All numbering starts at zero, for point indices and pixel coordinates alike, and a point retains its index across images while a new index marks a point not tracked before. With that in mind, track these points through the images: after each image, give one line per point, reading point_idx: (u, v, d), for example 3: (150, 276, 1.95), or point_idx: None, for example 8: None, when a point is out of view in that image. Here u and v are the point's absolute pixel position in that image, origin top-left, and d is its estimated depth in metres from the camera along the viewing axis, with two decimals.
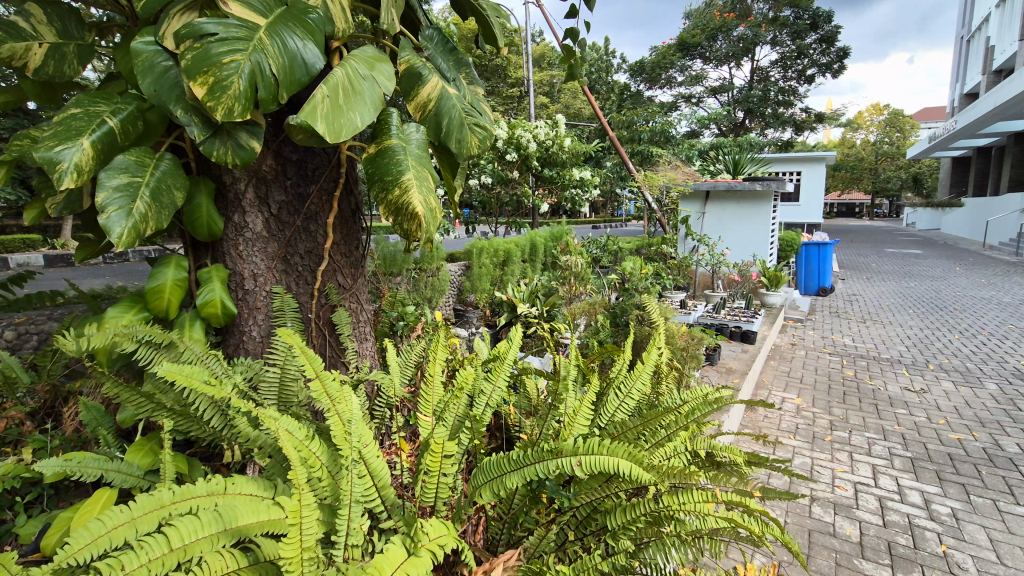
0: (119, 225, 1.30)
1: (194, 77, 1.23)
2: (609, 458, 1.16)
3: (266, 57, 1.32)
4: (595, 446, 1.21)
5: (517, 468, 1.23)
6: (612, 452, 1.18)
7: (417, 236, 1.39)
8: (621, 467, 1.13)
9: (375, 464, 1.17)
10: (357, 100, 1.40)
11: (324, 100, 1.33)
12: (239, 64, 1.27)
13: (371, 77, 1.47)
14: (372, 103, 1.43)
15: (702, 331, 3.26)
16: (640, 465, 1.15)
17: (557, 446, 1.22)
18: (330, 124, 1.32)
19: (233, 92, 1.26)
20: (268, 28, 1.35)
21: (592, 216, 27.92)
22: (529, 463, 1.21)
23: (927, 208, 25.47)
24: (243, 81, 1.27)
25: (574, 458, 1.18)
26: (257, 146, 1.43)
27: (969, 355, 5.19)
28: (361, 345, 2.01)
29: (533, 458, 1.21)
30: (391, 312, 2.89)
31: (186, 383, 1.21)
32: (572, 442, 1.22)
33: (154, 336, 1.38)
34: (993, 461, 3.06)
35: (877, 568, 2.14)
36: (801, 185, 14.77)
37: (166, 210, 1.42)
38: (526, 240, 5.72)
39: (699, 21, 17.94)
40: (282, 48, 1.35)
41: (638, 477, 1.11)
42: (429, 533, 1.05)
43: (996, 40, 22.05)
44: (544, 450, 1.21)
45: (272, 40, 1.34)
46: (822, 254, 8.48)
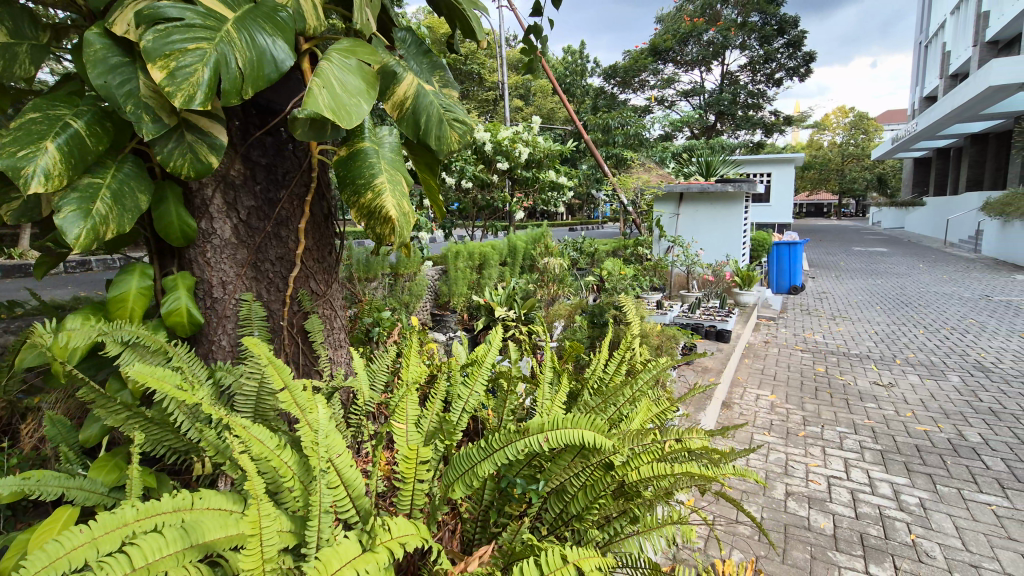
0: (75, 227, 1.26)
1: (154, 59, 1.18)
2: (575, 431, 1.19)
3: (233, 49, 1.29)
4: (560, 422, 1.23)
5: (486, 457, 1.22)
6: (577, 425, 1.23)
7: (390, 240, 1.38)
8: (585, 438, 1.17)
9: (348, 474, 1.15)
10: (352, 88, 1.38)
11: (322, 92, 1.30)
12: (203, 54, 1.24)
13: (359, 67, 1.44)
14: (366, 86, 1.41)
15: (677, 330, 3.30)
16: (606, 445, 1.17)
17: (525, 427, 1.23)
18: (337, 111, 1.30)
19: (194, 81, 1.22)
20: (236, 23, 1.33)
21: (568, 220, 28.08)
22: (497, 448, 1.21)
23: (891, 208, 26.33)
24: (206, 69, 1.24)
25: (541, 436, 1.20)
26: (216, 162, 1.44)
27: (933, 348, 5.38)
28: (335, 352, 1.98)
29: (501, 442, 1.21)
30: (366, 318, 2.86)
31: (158, 387, 1.17)
32: (539, 421, 1.24)
33: (141, 338, 1.38)
34: (957, 451, 3.16)
35: (850, 559, 2.19)
36: (771, 186, 15.12)
37: (129, 213, 1.38)
38: (504, 243, 5.71)
39: (671, 26, 18.27)
40: (251, 42, 1.32)
41: (603, 447, 1.15)
42: (389, 531, 1.03)
43: (953, 45, 22.99)
44: (512, 433, 1.22)
45: (240, 34, 1.32)
46: (793, 253, 8.68)
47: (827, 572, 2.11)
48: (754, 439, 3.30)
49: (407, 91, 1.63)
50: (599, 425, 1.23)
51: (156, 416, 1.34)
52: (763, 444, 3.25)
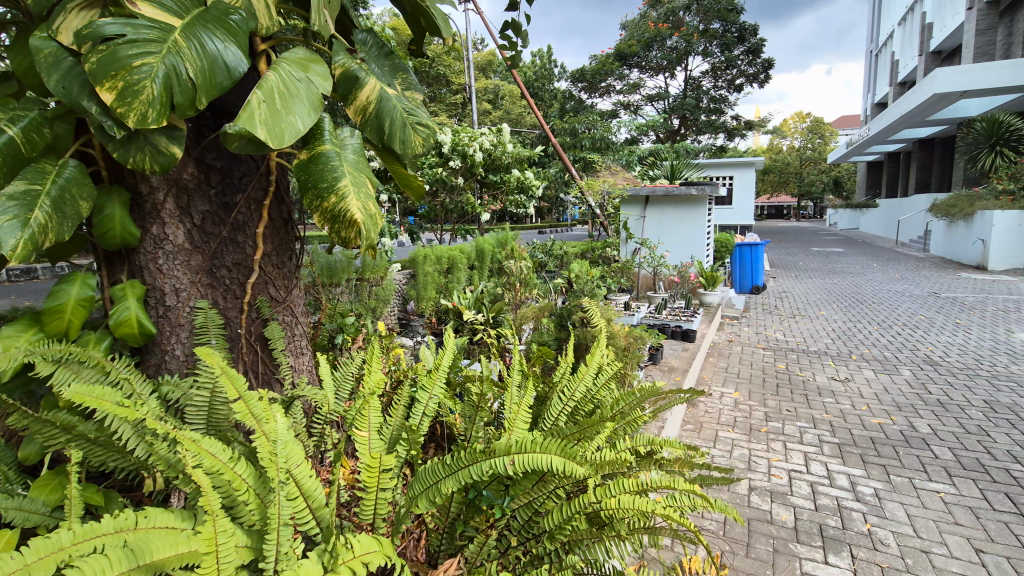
0: (10, 237, 1.19)
1: (101, 80, 1.15)
2: (542, 456, 1.15)
3: (182, 59, 1.25)
4: (527, 443, 1.19)
5: (451, 473, 1.20)
6: (546, 448, 1.19)
7: (357, 243, 1.35)
8: (553, 464, 1.12)
9: (308, 484, 1.13)
10: (295, 102, 1.35)
11: (261, 105, 1.28)
12: (151, 68, 1.20)
13: (307, 80, 1.42)
14: (312, 104, 1.39)
15: (643, 331, 3.36)
16: (574, 464, 1.14)
17: (489, 446, 1.20)
18: (271, 128, 1.27)
19: (145, 98, 1.18)
20: (184, 30, 1.28)
21: (537, 223, 28.28)
22: (461, 466, 1.18)
23: (846, 209, 27.42)
24: (156, 85, 1.20)
25: (506, 457, 1.16)
26: (178, 152, 1.34)
27: (885, 344, 5.62)
28: (297, 359, 1.94)
29: (466, 460, 1.19)
30: (329, 324, 2.80)
31: (97, 405, 1.12)
32: (505, 441, 1.21)
33: (68, 355, 1.30)
34: (909, 442, 3.30)
35: (810, 550, 2.26)
36: (733, 189, 15.57)
37: (68, 221, 1.31)
38: (472, 247, 5.70)
39: (635, 32, 18.62)
40: (202, 51, 1.28)
41: (571, 474, 1.10)
42: (352, 550, 1.01)
43: (901, 54, 24.13)
44: (476, 451, 1.19)
45: (189, 43, 1.27)
46: (754, 254, 8.94)
47: (789, 564, 2.17)
48: (718, 436, 3.38)
49: (370, 96, 1.60)
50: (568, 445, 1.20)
51: (100, 437, 1.28)
52: (727, 441, 3.32)
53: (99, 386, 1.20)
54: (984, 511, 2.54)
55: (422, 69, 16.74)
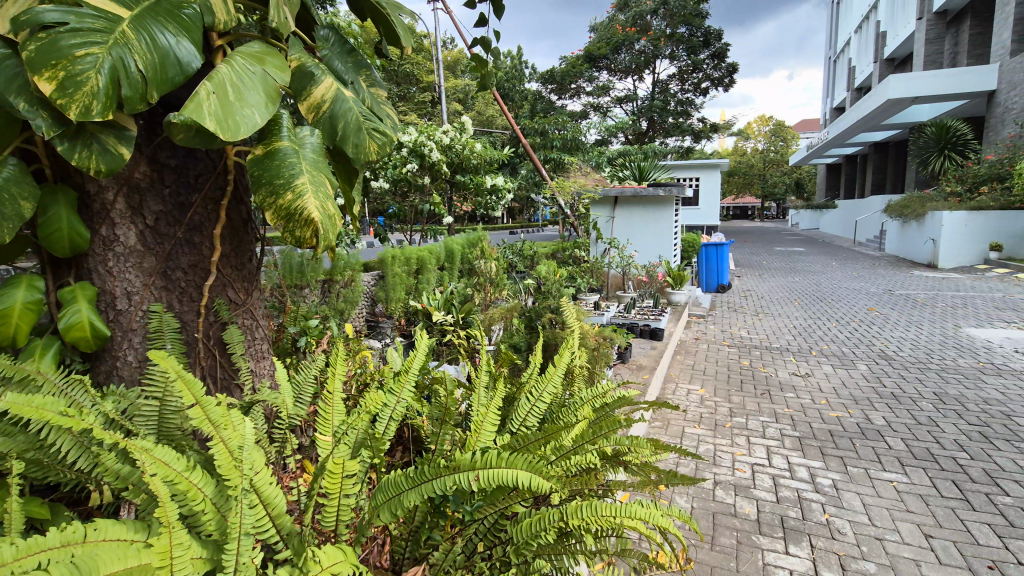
0: None
1: (40, 71, 1.09)
2: (509, 472, 1.13)
3: (130, 52, 1.20)
4: (492, 458, 1.16)
5: (414, 485, 1.17)
6: (512, 465, 1.15)
7: (313, 243, 1.31)
8: (519, 481, 1.10)
9: (268, 492, 1.10)
10: (247, 95, 1.32)
11: (210, 97, 1.24)
12: (96, 59, 1.15)
13: (263, 74, 1.38)
14: (268, 97, 1.35)
15: (612, 330, 3.39)
16: (541, 477, 1.13)
17: (455, 460, 1.17)
18: (221, 121, 1.22)
19: (89, 89, 1.12)
20: (133, 21, 1.24)
21: (509, 224, 28.34)
22: (426, 479, 1.16)
23: (807, 210, 28.37)
24: (102, 77, 1.15)
25: (471, 472, 1.14)
26: (126, 153, 1.29)
27: (843, 340, 5.84)
28: (258, 364, 1.90)
29: (431, 473, 1.16)
30: (292, 327, 2.73)
31: (38, 416, 1.06)
32: (470, 455, 1.18)
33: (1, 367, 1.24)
34: (865, 434, 3.43)
35: (772, 541, 2.33)
36: (699, 190, 15.91)
37: (8, 223, 1.25)
38: (442, 248, 5.67)
39: (603, 34, 18.88)
40: (152, 44, 1.24)
41: (535, 493, 1.08)
42: (319, 562, 0.98)
43: (857, 60, 25.12)
44: (441, 465, 1.16)
45: (138, 35, 1.23)
46: (720, 253, 9.16)
47: (752, 556, 2.22)
48: (684, 433, 3.44)
49: (325, 95, 1.54)
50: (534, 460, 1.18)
51: (27, 451, 1.21)
52: (693, 437, 3.39)
53: (39, 396, 1.15)
54: (933, 498, 2.66)
55: (391, 67, 16.55)
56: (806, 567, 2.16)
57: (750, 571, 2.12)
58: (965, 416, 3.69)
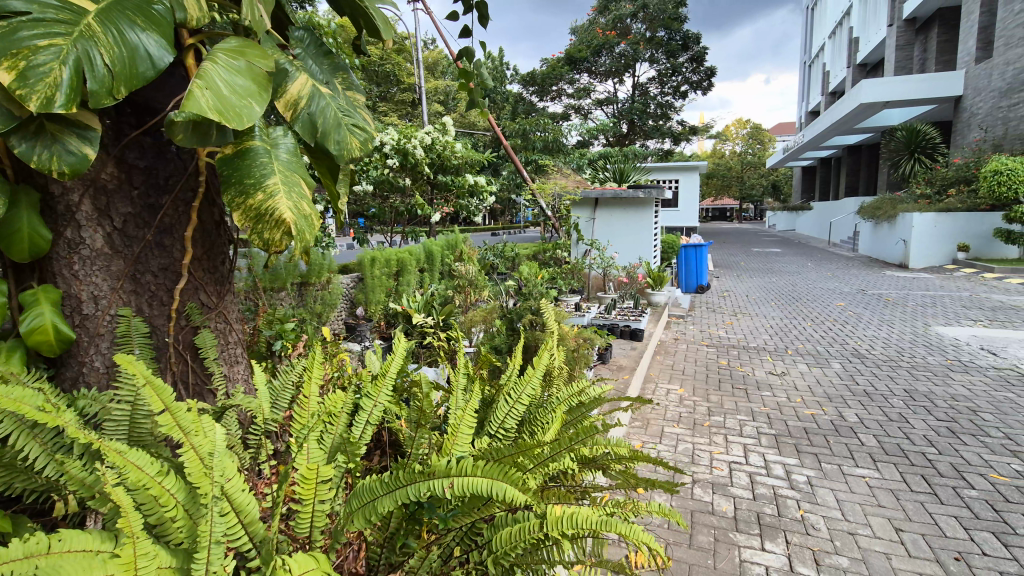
0: None
1: None
2: (483, 480, 1.12)
3: (97, 46, 1.17)
4: (468, 466, 1.16)
5: (389, 491, 1.16)
6: (486, 474, 1.15)
7: (279, 245, 1.28)
8: (494, 489, 1.10)
9: (241, 498, 1.08)
10: (241, 90, 1.29)
11: (205, 96, 1.20)
12: (59, 50, 1.12)
13: (247, 68, 1.34)
14: (257, 90, 1.32)
15: (592, 331, 3.40)
16: (515, 485, 1.13)
17: (430, 468, 1.17)
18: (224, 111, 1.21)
19: (52, 81, 1.09)
20: (100, 15, 1.21)
21: (491, 226, 28.34)
22: (400, 486, 1.15)
23: (784, 212, 28.93)
24: (66, 68, 1.11)
25: (446, 480, 1.13)
26: (92, 154, 1.25)
27: (817, 339, 5.97)
28: (231, 368, 1.87)
29: (405, 480, 1.15)
30: (268, 331, 2.69)
31: (12, 409, 1.05)
32: (445, 462, 1.17)
33: None
34: (839, 431, 3.50)
35: (748, 538, 2.36)
36: (679, 192, 16.11)
37: None
38: (422, 249, 5.64)
39: (584, 37, 19.02)
40: (119, 38, 1.21)
41: (511, 500, 1.08)
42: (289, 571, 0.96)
43: (831, 65, 25.71)
44: (415, 472, 1.15)
45: (105, 29, 1.20)
46: (699, 254, 9.29)
47: (729, 553, 2.25)
48: (663, 432, 3.48)
49: (300, 92, 1.50)
50: (508, 468, 1.17)
51: None
52: (672, 436, 3.43)
53: (15, 392, 1.13)
54: (903, 493, 2.73)
55: (371, 67, 16.44)
56: (781, 562, 2.20)
57: (727, 568, 2.15)
58: (934, 412, 3.79)
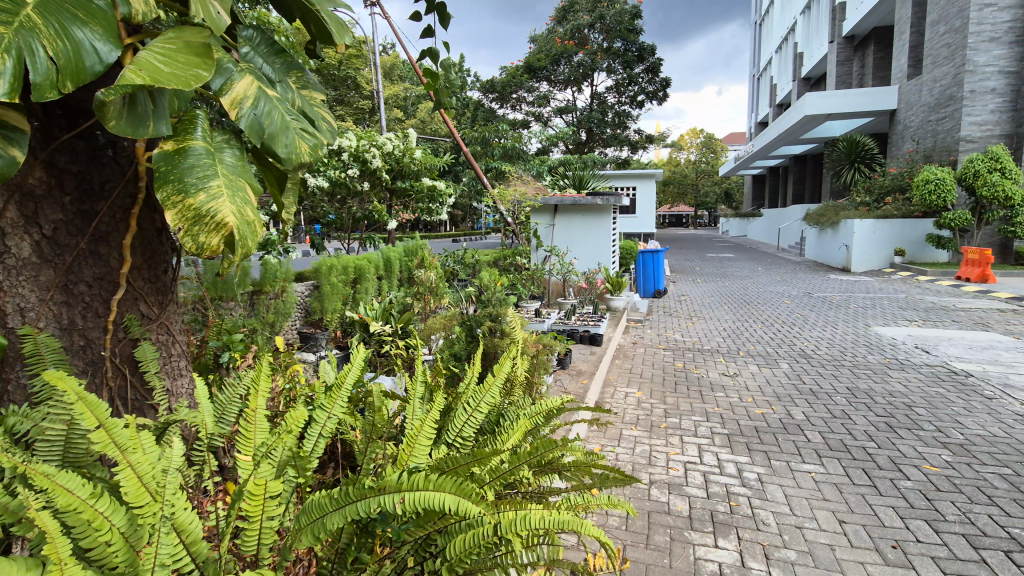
0: None
1: None
2: (436, 493, 1.12)
3: (39, 37, 1.08)
4: (420, 480, 1.15)
5: (338, 508, 1.13)
6: (440, 487, 1.15)
7: (217, 250, 1.20)
8: (446, 504, 1.10)
9: (183, 517, 1.04)
10: (180, 66, 1.19)
11: (138, 74, 1.10)
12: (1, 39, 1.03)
13: (184, 50, 1.25)
14: (198, 64, 1.22)
15: (552, 337, 3.42)
16: (469, 498, 1.13)
17: (381, 482, 1.15)
18: (172, 82, 1.13)
19: None
20: (39, 7, 1.12)
21: (452, 232, 28.28)
22: (349, 502, 1.12)
23: (736, 219, 30.05)
24: (8, 58, 1.03)
25: (397, 495, 1.12)
26: (19, 156, 1.18)
27: (766, 340, 6.22)
28: (175, 382, 1.79)
29: (355, 495, 1.13)
30: (214, 342, 2.58)
31: None
32: (397, 477, 1.16)
33: None
34: (787, 429, 3.65)
35: (702, 536, 2.43)
36: (636, 199, 16.52)
37: None
38: (380, 256, 5.55)
39: (543, 46, 19.29)
40: (62, 31, 1.12)
41: (464, 514, 1.08)
42: None
43: (778, 79, 26.95)
44: (366, 487, 1.14)
45: (46, 21, 1.11)
46: (655, 259, 9.53)
47: (684, 551, 2.31)
48: (622, 435, 3.54)
49: (246, 92, 1.39)
50: (463, 483, 1.16)
51: None
52: (630, 439, 3.49)
53: None
54: (846, 486, 2.86)
55: (328, 71, 16.21)
56: (733, 558, 2.27)
57: (682, 566, 2.20)
58: (873, 409, 4.01)
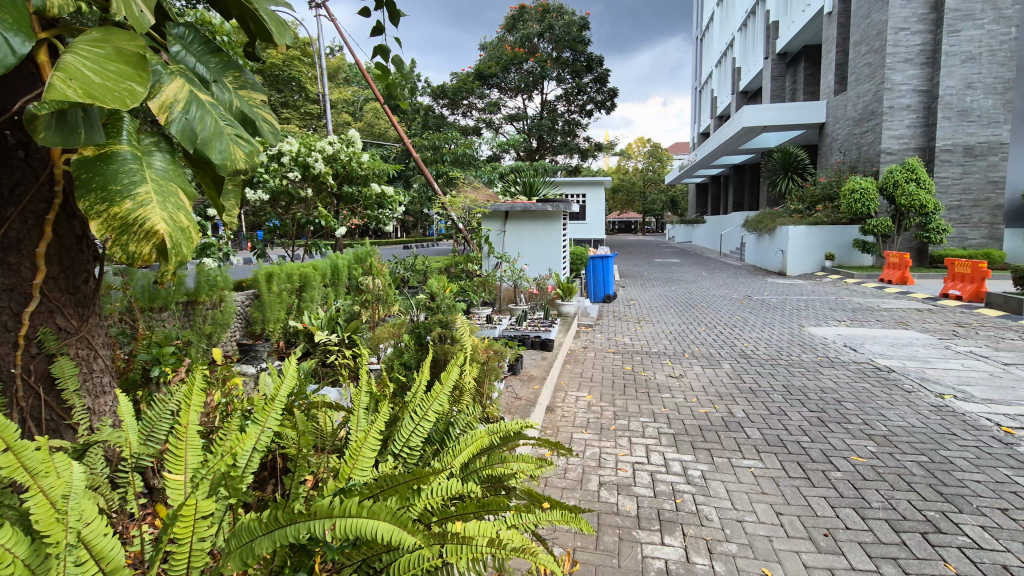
0: None
1: None
2: (370, 520, 1.10)
3: None
4: (354, 505, 1.12)
5: (269, 532, 1.09)
6: (377, 511, 1.12)
7: (146, 259, 1.11)
8: (380, 531, 1.07)
9: (101, 544, 0.98)
10: (112, 75, 1.12)
11: (69, 85, 1.03)
12: None
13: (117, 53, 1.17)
14: (129, 71, 1.15)
15: (503, 343, 3.41)
16: (404, 526, 1.11)
17: (312, 505, 1.12)
18: (104, 95, 1.06)
19: None
20: None
21: (403, 239, 27.86)
22: (279, 525, 1.09)
23: (682, 225, 31.15)
24: None
25: (328, 520, 1.09)
26: None
27: (709, 342, 6.47)
28: (97, 401, 1.68)
29: (286, 519, 1.10)
30: (143, 355, 2.44)
31: None
32: (329, 501, 1.13)
33: None
34: (729, 426, 3.81)
35: (650, 534, 2.49)
36: (585, 206, 16.87)
37: None
38: (326, 264, 5.40)
39: (493, 53, 19.39)
40: None
41: (398, 542, 1.06)
42: None
43: (719, 91, 28.21)
44: (297, 510, 1.11)
45: None
46: (604, 265, 9.74)
47: (632, 550, 2.36)
48: (572, 439, 3.58)
49: (176, 95, 1.31)
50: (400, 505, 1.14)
51: None
52: (580, 442, 3.54)
53: None
54: (783, 480, 3.01)
55: (271, 72, 15.68)
56: (678, 555, 2.33)
57: (630, 566, 2.25)
58: (806, 405, 4.24)
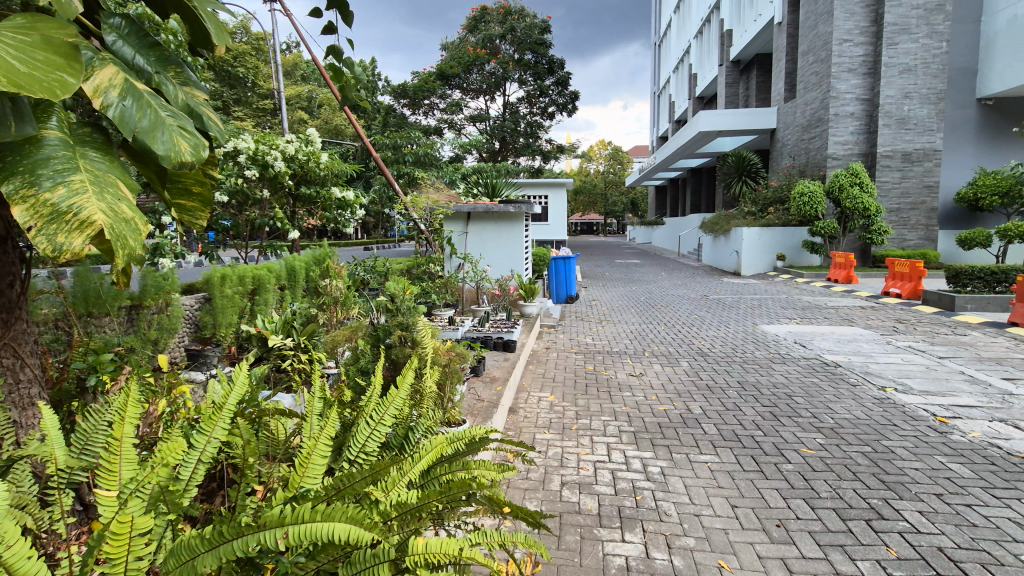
0: None
1: None
2: (324, 524, 1.07)
3: None
4: (307, 513, 1.09)
5: (212, 548, 1.04)
6: (330, 516, 1.10)
7: (77, 249, 1.01)
8: (335, 534, 1.04)
9: (23, 566, 0.91)
10: (41, 65, 1.05)
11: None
12: None
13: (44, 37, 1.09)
14: (55, 59, 1.07)
15: (465, 346, 3.39)
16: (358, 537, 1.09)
17: (261, 517, 1.08)
18: (27, 85, 0.99)
19: None
20: None
21: (365, 241, 27.35)
22: (226, 540, 1.04)
23: (642, 227, 31.80)
24: None
25: (280, 529, 1.06)
26: None
27: (669, 341, 6.61)
28: (24, 414, 1.57)
29: (233, 532, 1.05)
30: (78, 363, 2.29)
31: None
32: (280, 512, 1.10)
33: None
34: (687, 422, 3.91)
35: (610, 532, 2.51)
36: (548, 208, 17.01)
37: None
38: (282, 266, 5.23)
39: (456, 54, 19.29)
40: None
41: (354, 541, 1.04)
42: None
43: (676, 96, 28.95)
44: (244, 523, 1.06)
45: None
46: (567, 266, 9.84)
47: (593, 548, 2.38)
48: (535, 439, 3.59)
49: (110, 80, 1.24)
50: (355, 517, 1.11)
51: None
52: (543, 442, 3.55)
53: None
54: (737, 473, 3.10)
55: (223, 66, 15.10)
56: (638, 551, 2.36)
57: (592, 564, 2.26)
58: (760, 400, 4.39)
